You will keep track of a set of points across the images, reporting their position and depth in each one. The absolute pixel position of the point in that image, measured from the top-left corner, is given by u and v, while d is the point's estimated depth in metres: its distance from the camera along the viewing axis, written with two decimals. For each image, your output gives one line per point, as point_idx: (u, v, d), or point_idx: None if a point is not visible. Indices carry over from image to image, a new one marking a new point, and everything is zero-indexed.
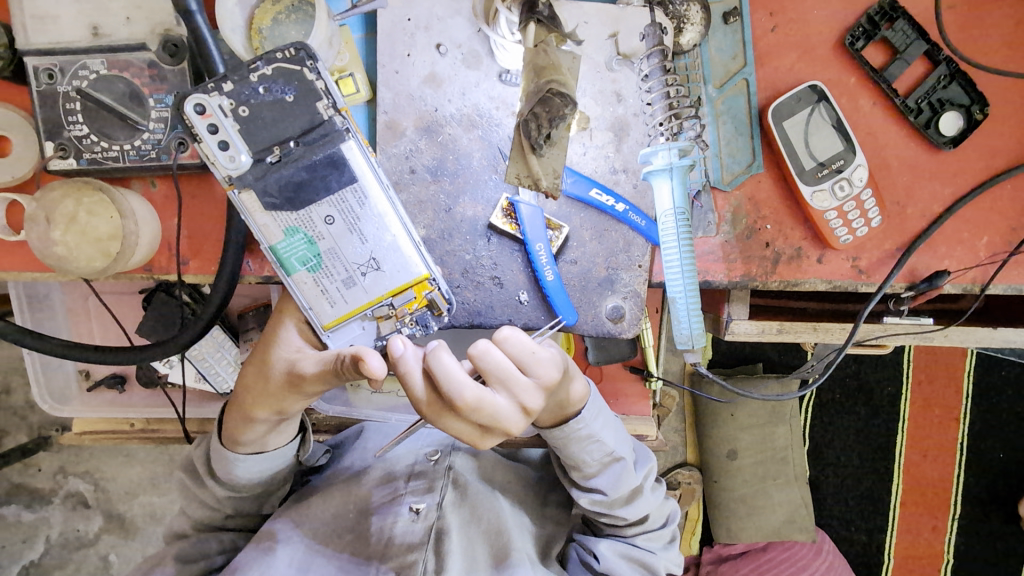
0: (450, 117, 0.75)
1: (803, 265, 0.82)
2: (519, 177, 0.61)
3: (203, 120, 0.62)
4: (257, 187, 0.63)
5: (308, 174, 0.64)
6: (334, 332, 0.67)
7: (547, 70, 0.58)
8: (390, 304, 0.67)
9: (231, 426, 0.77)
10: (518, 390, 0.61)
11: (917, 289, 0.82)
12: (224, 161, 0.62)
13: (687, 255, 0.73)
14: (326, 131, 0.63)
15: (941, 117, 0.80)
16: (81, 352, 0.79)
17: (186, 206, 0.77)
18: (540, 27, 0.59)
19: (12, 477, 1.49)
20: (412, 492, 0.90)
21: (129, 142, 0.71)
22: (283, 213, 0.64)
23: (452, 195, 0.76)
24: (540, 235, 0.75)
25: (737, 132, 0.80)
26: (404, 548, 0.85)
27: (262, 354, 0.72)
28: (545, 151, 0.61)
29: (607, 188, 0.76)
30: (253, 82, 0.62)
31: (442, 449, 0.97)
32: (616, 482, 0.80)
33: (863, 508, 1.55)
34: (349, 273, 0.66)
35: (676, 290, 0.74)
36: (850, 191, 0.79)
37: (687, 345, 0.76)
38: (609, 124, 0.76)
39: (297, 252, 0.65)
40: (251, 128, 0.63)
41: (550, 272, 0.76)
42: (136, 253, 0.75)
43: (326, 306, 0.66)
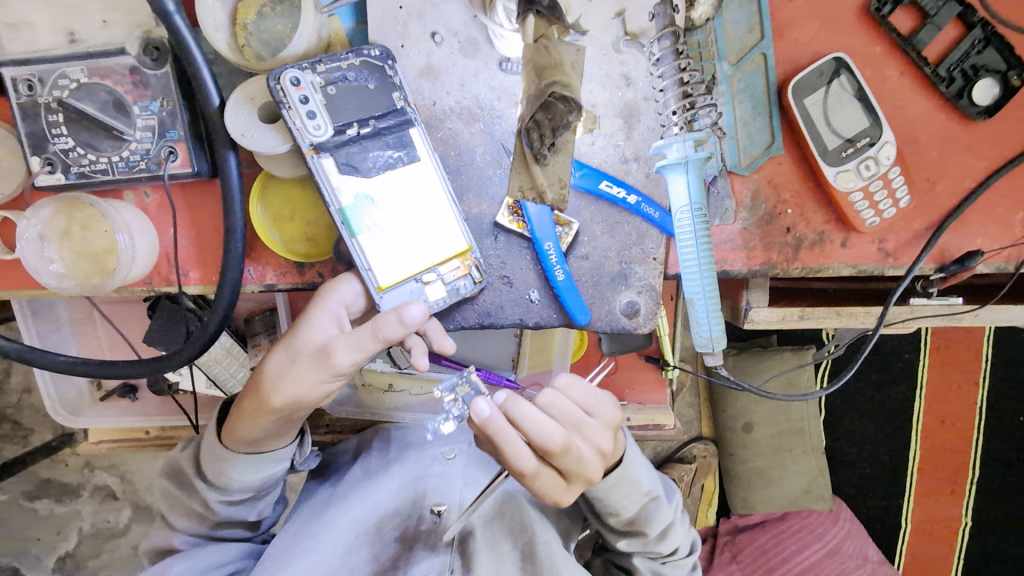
0: (450, 110, 0.71)
1: (827, 249, 0.78)
2: (522, 189, 0.58)
3: (297, 91, 0.61)
4: (338, 154, 0.63)
5: (384, 150, 0.64)
6: (388, 294, 0.66)
7: (548, 70, 0.54)
8: (438, 272, 0.67)
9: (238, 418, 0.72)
10: (594, 433, 0.65)
11: (947, 271, 0.78)
12: (309, 128, 0.61)
13: (704, 254, 0.68)
14: (400, 117, 0.64)
15: (974, 85, 0.74)
16: (90, 366, 0.78)
17: (185, 215, 0.75)
18: (540, 19, 0.54)
19: (41, 472, 1.51)
20: (433, 492, 0.89)
21: (117, 154, 0.67)
22: (356, 178, 0.63)
23: (455, 193, 0.73)
24: (550, 233, 0.71)
25: (754, 111, 0.75)
26: (427, 554, 0.84)
27: (289, 337, 0.67)
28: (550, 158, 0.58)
29: (618, 180, 0.72)
30: (342, 68, 0.63)
31: (456, 446, 0.96)
32: (654, 519, 0.80)
33: (883, 479, 1.53)
34: (412, 238, 0.66)
35: (694, 290, 0.70)
36: (878, 171, 0.74)
37: (707, 348, 0.72)
38: (618, 110, 0.72)
39: (366, 215, 0.64)
40: (337, 106, 0.62)
41: (560, 272, 0.72)
42: (133, 266, 0.73)
43: (383, 265, 0.65)
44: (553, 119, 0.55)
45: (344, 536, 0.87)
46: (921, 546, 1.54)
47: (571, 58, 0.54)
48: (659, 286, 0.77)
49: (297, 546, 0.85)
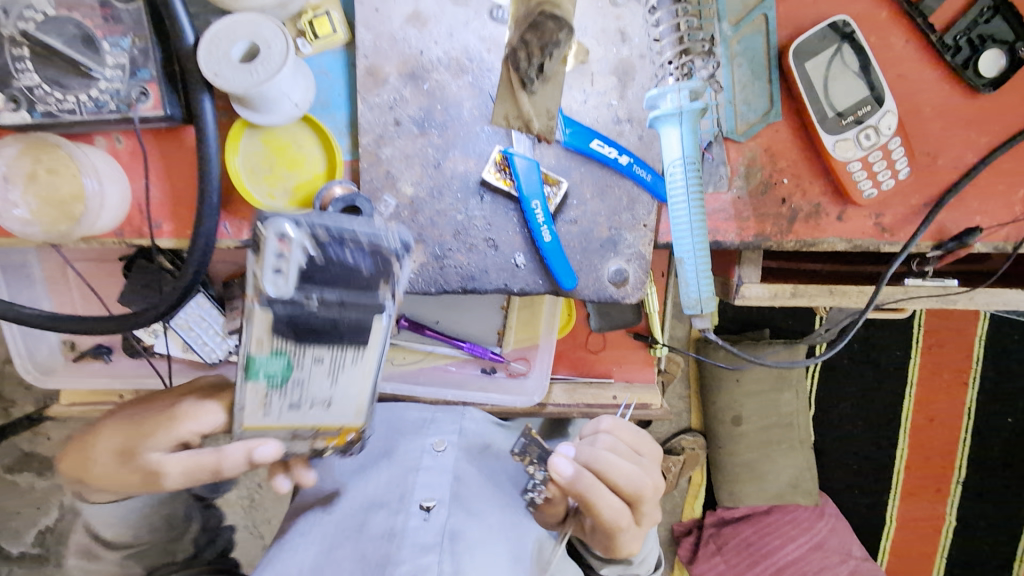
0: (437, 61, 0.68)
1: (822, 223, 0.76)
2: (510, 116, 0.69)
3: (279, 248, 0.50)
4: (280, 317, 0.53)
5: (332, 326, 0.55)
6: (249, 432, 0.59)
7: None
8: (314, 434, 0.62)
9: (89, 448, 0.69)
10: (651, 470, 0.74)
11: (945, 249, 0.77)
12: (269, 279, 0.51)
13: (696, 214, 0.67)
14: (366, 302, 0.56)
15: (980, 55, 0.72)
16: (56, 321, 0.75)
17: (157, 164, 0.72)
18: None
19: (21, 446, 1.46)
20: (422, 485, 0.81)
21: (86, 93, 0.64)
22: (282, 338, 0.54)
23: (441, 149, 0.70)
24: (537, 191, 0.69)
25: (753, 75, 0.73)
26: (415, 550, 0.73)
27: (166, 414, 0.67)
28: (536, 90, 0.68)
29: (609, 140, 0.70)
30: (346, 240, 0.53)
31: (447, 438, 0.88)
32: (638, 544, 0.78)
33: (870, 470, 1.52)
34: (322, 403, 0.60)
35: (684, 250, 0.68)
36: (877, 141, 0.72)
37: (696, 310, 0.71)
38: (613, 67, 0.69)
39: (281, 371, 0.56)
40: (310, 277, 0.52)
41: (547, 233, 0.70)
42: (102, 215, 0.70)
43: (259, 413, 0.57)
44: (540, 40, 0.66)
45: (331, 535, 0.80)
46: (904, 539, 1.53)
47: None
48: (648, 254, 0.75)
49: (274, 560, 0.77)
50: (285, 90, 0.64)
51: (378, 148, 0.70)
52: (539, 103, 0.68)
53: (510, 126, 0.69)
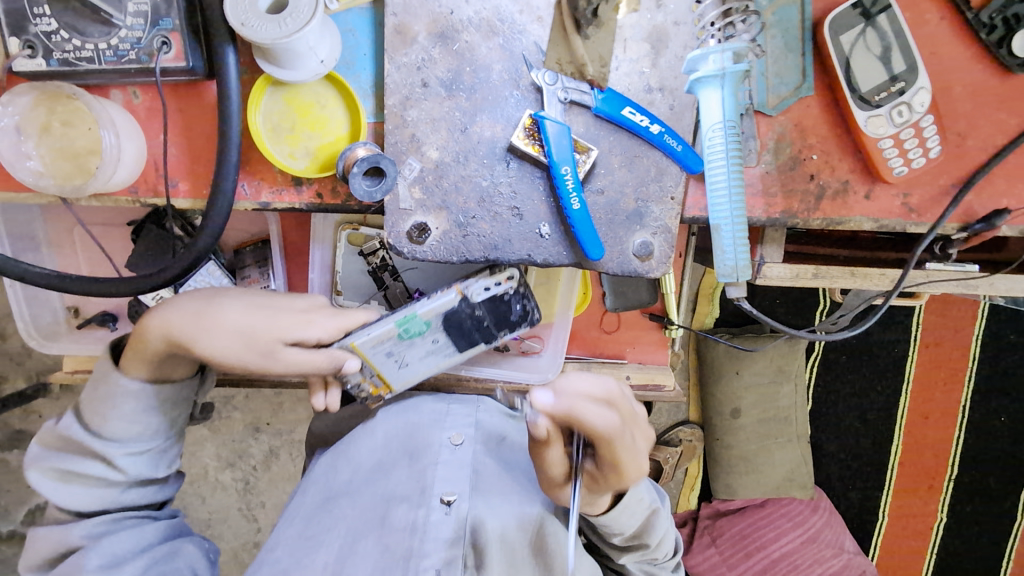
0: (468, 21, 0.67)
1: (849, 201, 0.76)
2: (563, 61, 0.67)
3: (501, 281, 0.76)
4: (441, 315, 0.77)
5: (456, 325, 0.78)
6: (348, 350, 0.75)
7: None
8: (371, 376, 0.78)
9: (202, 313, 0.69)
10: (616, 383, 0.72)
11: (971, 230, 0.76)
12: (475, 289, 0.76)
13: (734, 176, 0.70)
14: (484, 336, 0.79)
15: (1017, 34, 0.71)
16: (66, 281, 0.73)
17: (175, 119, 0.70)
18: None
19: (14, 423, 1.45)
20: (441, 480, 0.78)
21: (104, 41, 0.62)
22: (438, 313, 0.77)
23: (468, 113, 0.69)
24: (568, 157, 0.68)
25: (787, 48, 0.72)
26: (439, 544, 0.72)
27: (210, 305, 0.70)
28: (591, 35, 0.67)
29: (641, 108, 0.68)
30: (523, 308, 0.79)
31: (464, 431, 0.84)
32: (657, 531, 0.77)
33: (872, 464, 1.52)
34: (404, 365, 0.79)
35: (720, 216, 0.71)
36: (910, 118, 0.71)
37: (730, 278, 0.72)
38: (646, 34, 0.68)
39: (417, 332, 0.77)
40: (489, 303, 0.77)
41: (576, 200, 0.69)
42: (117, 171, 0.67)
43: (376, 339, 0.75)
44: None
45: (350, 532, 0.76)
46: (902, 532, 1.55)
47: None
48: (674, 228, 0.74)
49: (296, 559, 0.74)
50: (311, 43, 0.62)
51: (404, 109, 0.68)
52: (592, 48, 0.67)
53: (562, 70, 0.68)
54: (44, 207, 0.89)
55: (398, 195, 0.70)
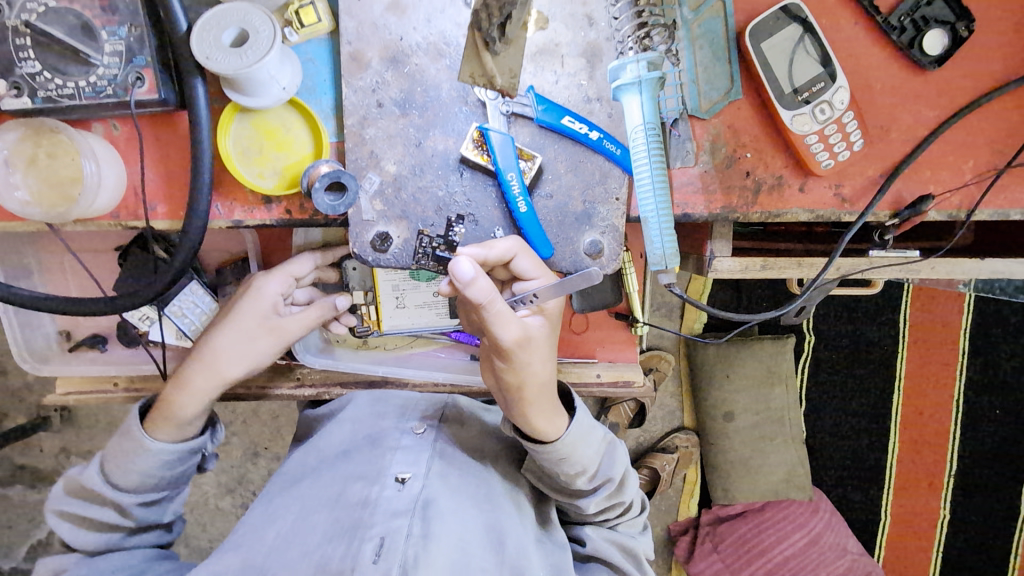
0: (416, 46, 0.72)
1: (785, 194, 0.81)
2: (476, 75, 0.72)
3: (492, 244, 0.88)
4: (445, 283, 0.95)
5: None
6: (366, 279, 0.96)
7: None
8: (369, 304, 0.96)
9: (206, 355, 0.83)
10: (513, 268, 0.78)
11: (901, 216, 0.81)
12: None
13: (658, 174, 0.75)
14: None
15: (924, 34, 0.77)
16: (52, 301, 0.77)
17: (152, 148, 0.76)
18: None
19: (16, 457, 1.48)
20: (398, 462, 0.85)
21: (84, 79, 0.68)
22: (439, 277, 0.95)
23: (421, 129, 0.74)
24: (512, 164, 0.73)
25: (714, 57, 0.78)
26: (388, 514, 0.78)
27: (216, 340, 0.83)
28: (501, 50, 0.72)
29: (580, 117, 0.74)
30: None
31: (428, 422, 0.93)
32: (614, 465, 0.85)
33: (856, 457, 1.54)
34: (402, 308, 0.97)
35: (648, 211, 0.76)
36: (832, 115, 0.77)
37: (661, 265, 0.78)
38: (581, 50, 0.73)
39: (425, 281, 0.95)
40: None
41: (524, 203, 0.74)
42: (99, 197, 0.73)
43: (391, 277, 0.95)
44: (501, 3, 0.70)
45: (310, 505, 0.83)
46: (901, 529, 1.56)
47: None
48: (622, 227, 0.79)
49: (259, 542, 0.80)
50: (272, 73, 0.68)
51: (363, 128, 0.74)
52: (502, 62, 0.72)
53: (477, 84, 0.73)
54: (36, 239, 0.94)
55: (360, 207, 0.75)
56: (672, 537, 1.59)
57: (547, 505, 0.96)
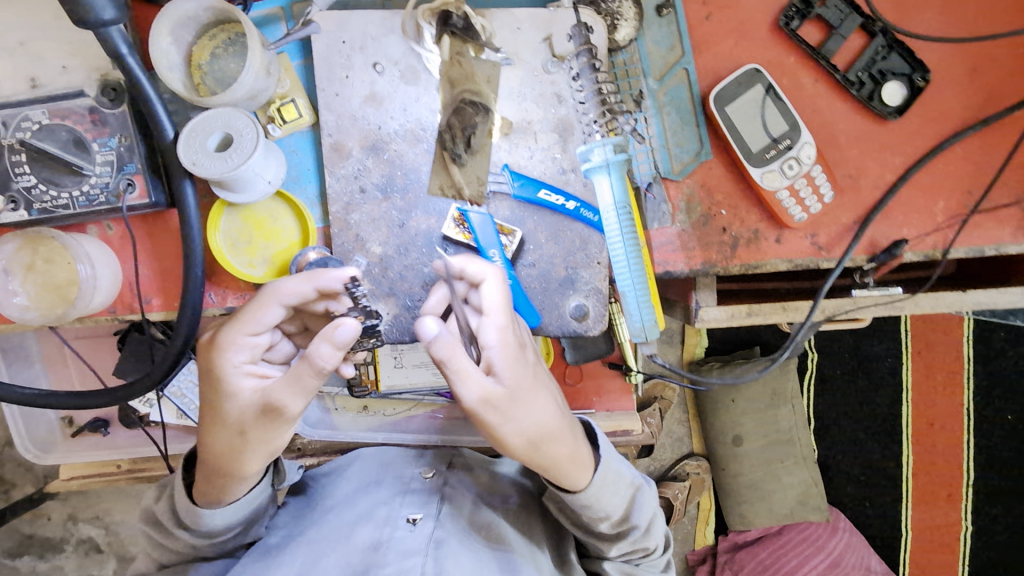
0: (394, 133, 0.75)
1: (762, 246, 0.83)
2: (445, 187, 0.76)
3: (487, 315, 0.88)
4: None
5: None
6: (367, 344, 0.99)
7: (460, 80, 0.74)
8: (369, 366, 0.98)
9: (209, 415, 0.66)
10: None
11: (878, 260, 0.82)
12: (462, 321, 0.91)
13: (632, 247, 0.71)
14: None
15: (882, 87, 0.80)
16: (54, 398, 0.79)
17: (145, 245, 0.78)
18: (455, 39, 0.73)
19: (23, 528, 1.48)
20: (408, 504, 0.82)
21: (77, 189, 0.71)
22: None
23: (404, 210, 0.77)
24: (493, 241, 0.75)
25: (682, 121, 0.80)
26: (402, 555, 0.74)
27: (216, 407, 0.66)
28: (467, 161, 0.76)
29: (556, 188, 0.77)
30: None
31: (436, 467, 0.91)
32: (640, 512, 0.79)
33: (874, 485, 1.49)
34: (399, 367, 0.98)
35: (625, 283, 0.72)
36: (800, 170, 0.79)
37: (642, 338, 0.74)
38: (553, 125, 0.76)
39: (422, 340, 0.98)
40: None
41: (508, 276, 0.76)
42: (95, 297, 0.75)
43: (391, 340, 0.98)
44: (463, 122, 0.76)
45: (323, 544, 0.78)
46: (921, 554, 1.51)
47: (485, 73, 0.75)
48: (606, 289, 0.81)
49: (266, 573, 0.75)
50: (257, 170, 0.71)
51: (347, 214, 0.76)
52: (468, 171, 0.76)
53: (446, 196, 0.77)
54: (37, 330, 0.96)
55: None
56: (690, 567, 1.56)
57: (564, 548, 0.90)
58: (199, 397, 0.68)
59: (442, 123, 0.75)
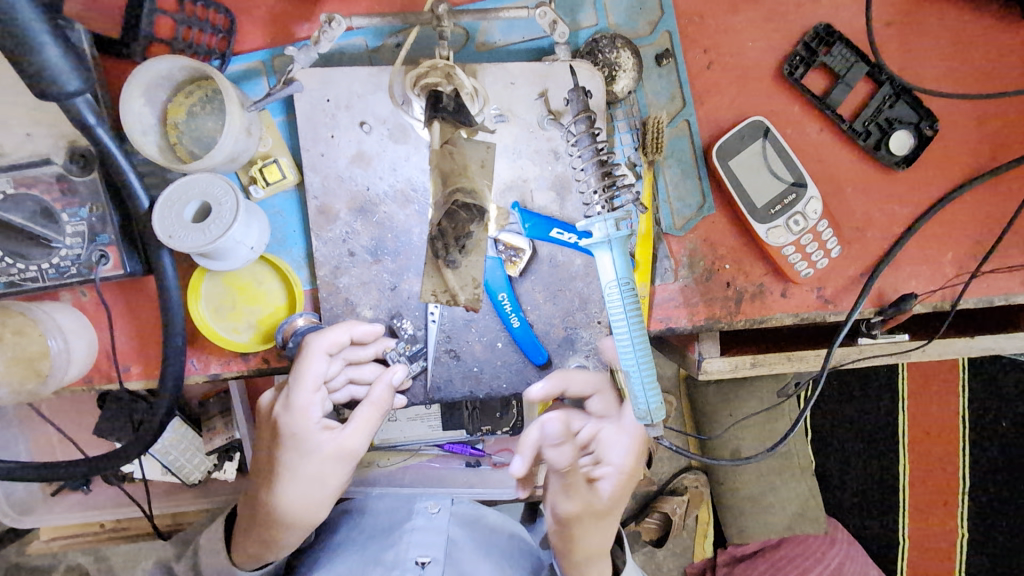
0: (384, 194, 0.72)
1: (767, 300, 0.80)
2: (436, 294, 0.54)
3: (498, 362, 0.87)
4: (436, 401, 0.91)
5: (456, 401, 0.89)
6: None
7: (451, 176, 0.51)
8: None
9: (285, 475, 0.69)
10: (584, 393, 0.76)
11: (885, 314, 0.80)
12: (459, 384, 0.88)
13: (636, 327, 0.66)
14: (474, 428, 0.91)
15: (890, 136, 0.77)
16: (29, 471, 0.73)
17: (121, 311, 0.74)
18: (445, 124, 0.53)
19: None
20: (415, 544, 0.86)
21: (46, 261, 0.67)
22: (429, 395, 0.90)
23: (395, 273, 0.73)
24: (503, 284, 0.73)
25: (684, 174, 0.78)
26: None
27: (275, 463, 0.70)
28: (462, 261, 0.54)
29: (568, 226, 0.72)
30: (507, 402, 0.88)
31: (441, 502, 0.95)
32: None
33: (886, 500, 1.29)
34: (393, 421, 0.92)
35: (629, 363, 0.67)
36: (806, 225, 0.76)
37: (647, 420, 0.69)
38: (550, 183, 0.73)
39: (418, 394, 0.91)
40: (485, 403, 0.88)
41: (516, 319, 0.74)
42: (70, 369, 0.71)
43: None
44: (457, 227, 0.53)
45: None
46: None
47: (480, 156, 0.52)
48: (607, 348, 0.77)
49: None
50: (239, 239, 0.67)
51: (335, 278, 0.73)
52: (464, 272, 0.54)
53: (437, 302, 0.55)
54: None
55: None
56: None
57: None
58: (262, 450, 0.71)
59: (430, 233, 0.52)
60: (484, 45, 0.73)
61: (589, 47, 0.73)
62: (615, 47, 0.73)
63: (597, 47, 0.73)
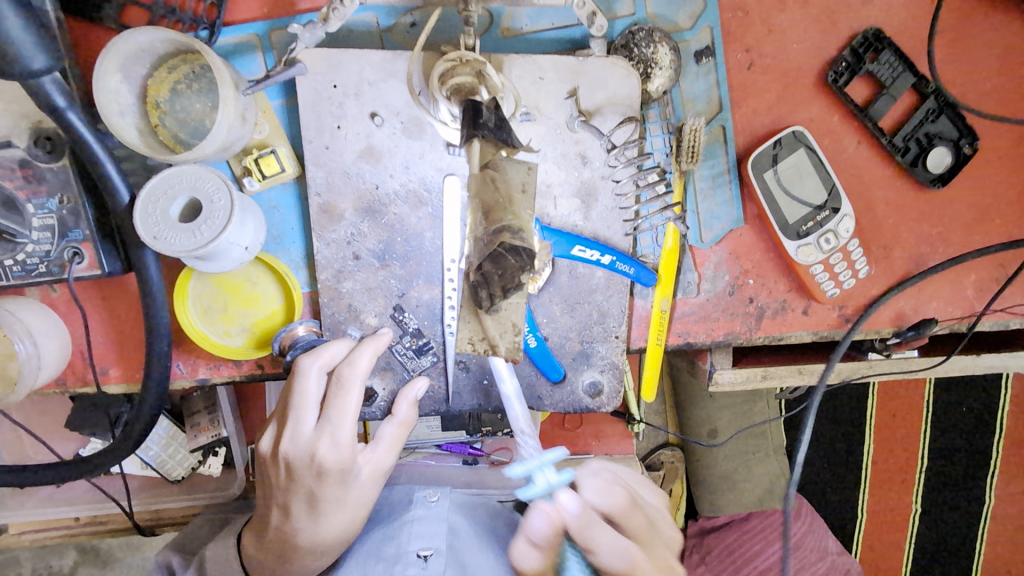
0: (394, 194, 0.65)
1: (788, 318, 0.77)
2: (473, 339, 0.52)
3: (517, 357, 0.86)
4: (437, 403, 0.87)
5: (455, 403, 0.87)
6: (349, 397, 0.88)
7: (495, 210, 0.44)
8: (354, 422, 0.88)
9: (334, 510, 0.61)
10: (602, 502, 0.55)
11: (904, 337, 0.78)
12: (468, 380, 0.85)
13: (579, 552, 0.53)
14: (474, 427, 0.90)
15: (929, 153, 0.74)
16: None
17: (97, 310, 0.68)
18: (485, 143, 0.47)
19: None
20: (416, 535, 0.72)
21: (9, 257, 0.59)
22: None
23: (404, 279, 0.67)
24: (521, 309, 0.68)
25: (715, 184, 0.73)
26: None
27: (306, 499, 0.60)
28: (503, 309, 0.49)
29: (591, 242, 0.66)
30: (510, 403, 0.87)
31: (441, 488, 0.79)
32: None
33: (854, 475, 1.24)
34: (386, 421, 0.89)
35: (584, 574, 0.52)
36: (837, 244, 0.73)
37: None
38: (575, 189, 0.67)
39: None
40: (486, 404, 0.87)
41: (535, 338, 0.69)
42: (41, 372, 0.64)
43: None
44: (503, 276, 0.46)
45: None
46: None
47: (521, 179, 0.46)
48: (622, 363, 0.74)
49: None
50: (232, 240, 0.59)
51: (338, 282, 0.67)
52: (503, 317, 0.50)
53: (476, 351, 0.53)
54: None
55: None
56: None
57: None
58: (282, 493, 0.61)
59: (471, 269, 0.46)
60: (509, 30, 0.66)
61: (625, 40, 0.67)
62: (653, 41, 0.66)
63: (633, 39, 0.66)
